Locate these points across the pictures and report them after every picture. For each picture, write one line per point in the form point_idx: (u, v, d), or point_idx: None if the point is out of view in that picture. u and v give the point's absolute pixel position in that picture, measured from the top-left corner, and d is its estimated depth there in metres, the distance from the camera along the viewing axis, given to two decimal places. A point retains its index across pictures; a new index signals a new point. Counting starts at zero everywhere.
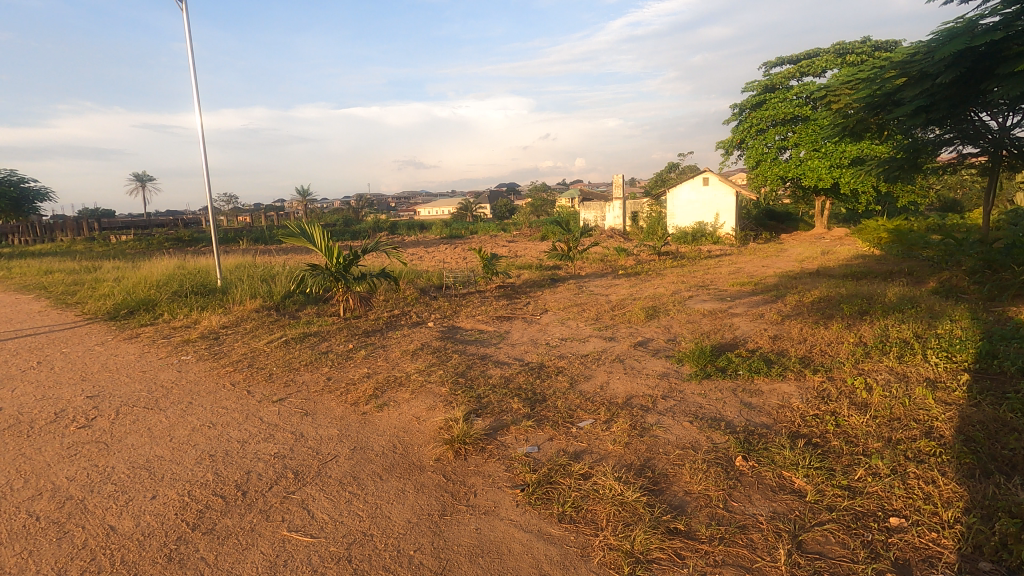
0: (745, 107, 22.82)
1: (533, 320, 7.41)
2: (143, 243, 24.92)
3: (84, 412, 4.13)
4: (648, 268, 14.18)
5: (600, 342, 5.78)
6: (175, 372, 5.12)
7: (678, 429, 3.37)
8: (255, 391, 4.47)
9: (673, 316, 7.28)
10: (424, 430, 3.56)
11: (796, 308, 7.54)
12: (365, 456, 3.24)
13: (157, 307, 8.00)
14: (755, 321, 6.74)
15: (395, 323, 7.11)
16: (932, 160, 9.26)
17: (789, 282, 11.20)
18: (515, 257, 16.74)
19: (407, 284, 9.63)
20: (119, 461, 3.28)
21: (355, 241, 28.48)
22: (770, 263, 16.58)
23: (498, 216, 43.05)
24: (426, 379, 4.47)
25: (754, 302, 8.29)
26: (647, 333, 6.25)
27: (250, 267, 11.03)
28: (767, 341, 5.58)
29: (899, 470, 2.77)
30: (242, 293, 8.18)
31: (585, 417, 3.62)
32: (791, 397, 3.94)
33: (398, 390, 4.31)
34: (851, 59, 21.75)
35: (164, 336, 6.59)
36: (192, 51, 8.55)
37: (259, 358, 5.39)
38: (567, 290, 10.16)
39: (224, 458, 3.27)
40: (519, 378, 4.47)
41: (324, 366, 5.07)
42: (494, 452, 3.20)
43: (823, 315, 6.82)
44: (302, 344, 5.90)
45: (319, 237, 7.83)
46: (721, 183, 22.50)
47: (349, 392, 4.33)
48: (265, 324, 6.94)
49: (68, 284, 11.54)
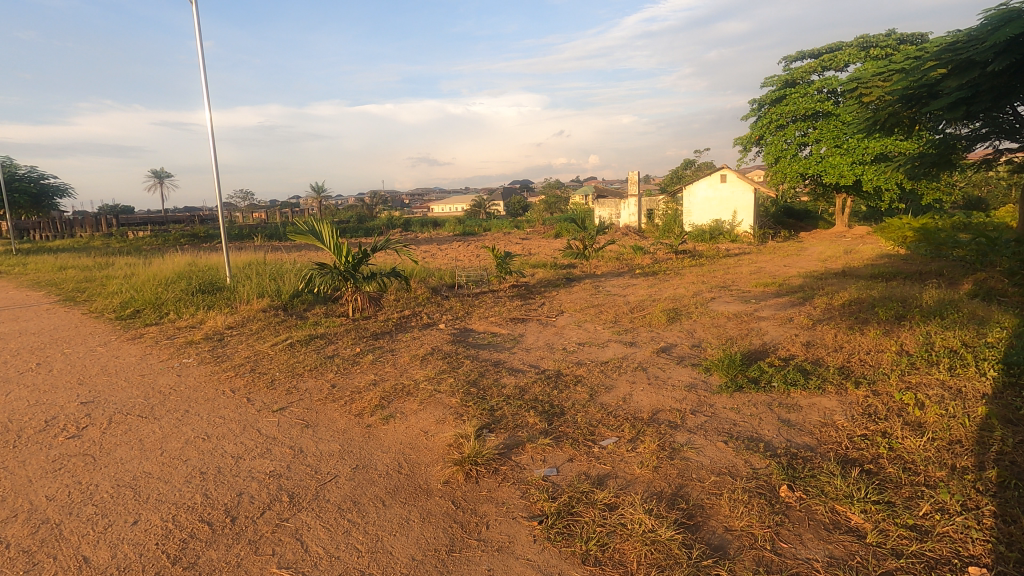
0: (764, 103, 22.24)
1: (548, 322, 7.10)
2: (159, 239, 25.04)
3: (76, 420, 3.92)
4: (666, 268, 13.77)
5: (620, 348, 5.47)
6: (174, 377, 4.89)
7: (712, 451, 3.04)
8: (255, 399, 4.23)
9: (696, 319, 6.91)
10: (432, 446, 3.28)
11: (827, 311, 7.14)
12: (367, 477, 2.96)
13: (163, 305, 7.82)
14: (784, 325, 6.36)
15: (405, 324, 6.84)
16: (966, 156, 8.74)
17: (815, 282, 10.75)
18: (528, 256, 16.43)
19: (418, 283, 9.40)
20: (104, 478, 3.04)
21: (368, 238, 28.39)
22: (791, 262, 16.10)
23: (511, 213, 42.74)
24: (435, 388, 4.20)
25: (781, 305, 7.90)
26: (670, 338, 5.91)
27: (260, 264, 10.86)
28: (799, 348, 5.22)
29: (972, 507, 2.42)
30: (250, 292, 8.00)
31: (608, 434, 3.32)
32: (834, 414, 3.60)
33: (406, 400, 4.03)
34: (875, 53, 21.11)
35: (167, 337, 6.38)
36: (200, 47, 8.39)
37: (262, 363, 5.15)
38: (583, 291, 9.86)
39: (216, 477, 3.01)
40: (534, 388, 4.17)
41: (329, 371, 4.81)
42: (509, 475, 2.91)
43: (856, 320, 6.42)
44: (307, 346, 5.65)
45: (328, 234, 7.60)
46: (740, 180, 21.99)
47: (354, 401, 4.06)
48: (271, 325, 6.71)
49: (80, 281, 11.48)
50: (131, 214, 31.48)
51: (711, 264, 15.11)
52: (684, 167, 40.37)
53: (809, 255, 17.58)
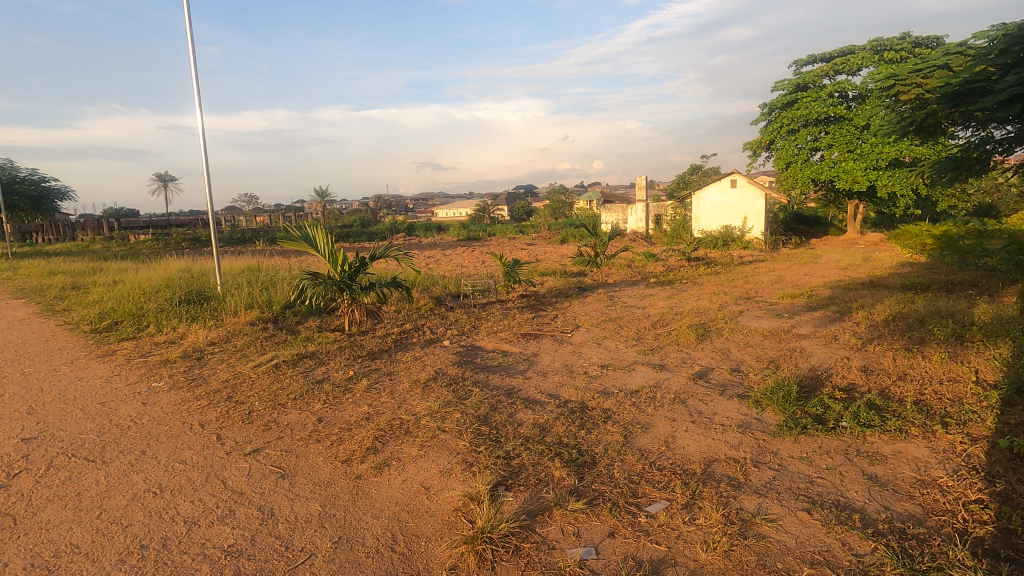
0: (775, 106, 21.57)
1: (564, 339, 6.44)
2: (159, 243, 24.47)
3: (8, 465, 3.27)
4: (681, 276, 13.12)
5: (650, 373, 4.79)
6: (138, 406, 4.23)
7: (794, 525, 2.37)
8: (227, 437, 3.58)
9: (728, 337, 6.22)
10: (436, 510, 2.62)
11: (873, 329, 6.46)
12: (350, 558, 2.30)
13: (144, 317, 7.19)
14: (830, 345, 5.67)
15: (406, 340, 6.21)
16: (999, 163, 8.07)
17: (845, 293, 10.07)
18: (536, 263, 15.76)
19: (421, 294, 8.78)
20: (16, 553, 2.39)
21: (371, 242, 27.79)
22: (811, 271, 15.41)
23: (515, 219, 42.03)
24: (439, 426, 3.54)
25: (817, 320, 7.21)
26: (704, 360, 5.23)
27: (253, 271, 10.25)
28: (858, 375, 4.52)
29: None
30: (238, 303, 7.40)
31: (656, 496, 2.65)
32: (931, 468, 2.91)
33: (402, 441, 3.37)
34: (890, 57, 20.40)
35: (140, 354, 5.73)
36: (190, 42, 7.90)
37: (241, 389, 4.49)
38: (598, 302, 9.21)
39: (159, 554, 2.36)
40: (556, 427, 3.50)
41: (316, 401, 4.15)
42: (534, 558, 2.24)
43: (909, 341, 5.73)
44: (294, 368, 4.99)
45: (322, 242, 6.94)
46: (751, 185, 21.38)
47: (341, 442, 3.41)
48: (257, 341, 6.06)
49: (66, 288, 10.85)
50: (134, 219, 30.80)
51: (728, 272, 14.41)
52: (690, 172, 39.64)
53: (826, 263, 16.89)
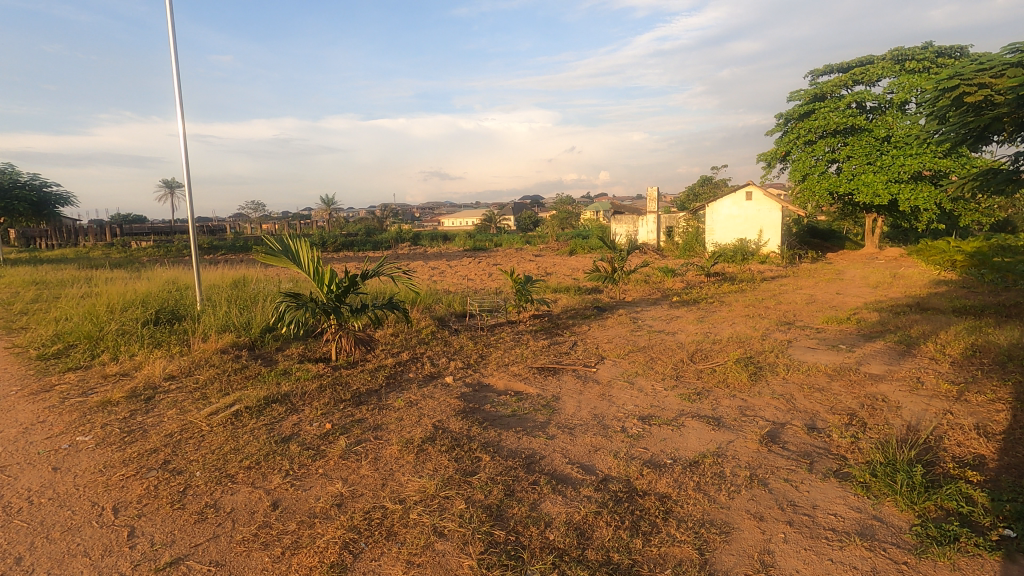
0: (791, 117, 20.53)
1: (588, 375, 5.43)
2: (160, 250, 23.66)
3: None
4: (705, 294, 12.10)
5: (707, 432, 3.76)
6: (47, 474, 3.24)
7: None
8: (146, 535, 2.58)
9: (787, 377, 5.16)
10: None
11: (954, 368, 5.41)
12: None
13: (102, 341, 6.22)
14: (917, 393, 4.62)
15: (400, 376, 5.22)
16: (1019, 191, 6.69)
17: (893, 317, 9.01)
18: (546, 278, 14.82)
19: (421, 315, 7.80)
20: None
21: (376, 252, 26.85)
22: (841, 289, 14.36)
23: (522, 230, 40.99)
24: (436, 524, 2.54)
25: (882, 354, 6.15)
26: (769, 412, 4.20)
27: (238, 285, 9.30)
28: (980, 442, 3.48)
29: None
30: (211, 325, 6.44)
31: None
32: None
33: (384, 553, 2.36)
34: (911, 67, 19.38)
35: (80, 392, 4.74)
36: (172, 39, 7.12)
37: (185, 449, 3.49)
38: (620, 324, 8.21)
39: None
40: (602, 531, 2.48)
41: (277, 471, 3.16)
42: None
43: (1014, 386, 4.66)
44: (258, 417, 3.99)
45: (307, 257, 5.97)
46: (767, 197, 20.37)
47: (296, 551, 2.40)
48: (223, 375, 5.08)
49: (37, 300, 9.90)
50: (137, 224, 30.21)
51: (754, 290, 13.40)
52: (699, 184, 38.65)
53: (853, 279, 15.85)
